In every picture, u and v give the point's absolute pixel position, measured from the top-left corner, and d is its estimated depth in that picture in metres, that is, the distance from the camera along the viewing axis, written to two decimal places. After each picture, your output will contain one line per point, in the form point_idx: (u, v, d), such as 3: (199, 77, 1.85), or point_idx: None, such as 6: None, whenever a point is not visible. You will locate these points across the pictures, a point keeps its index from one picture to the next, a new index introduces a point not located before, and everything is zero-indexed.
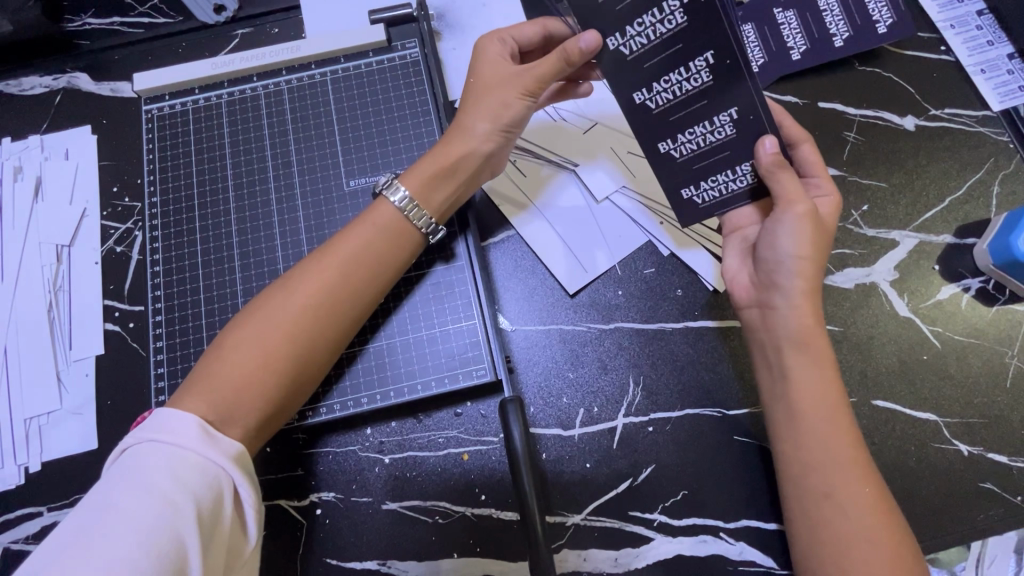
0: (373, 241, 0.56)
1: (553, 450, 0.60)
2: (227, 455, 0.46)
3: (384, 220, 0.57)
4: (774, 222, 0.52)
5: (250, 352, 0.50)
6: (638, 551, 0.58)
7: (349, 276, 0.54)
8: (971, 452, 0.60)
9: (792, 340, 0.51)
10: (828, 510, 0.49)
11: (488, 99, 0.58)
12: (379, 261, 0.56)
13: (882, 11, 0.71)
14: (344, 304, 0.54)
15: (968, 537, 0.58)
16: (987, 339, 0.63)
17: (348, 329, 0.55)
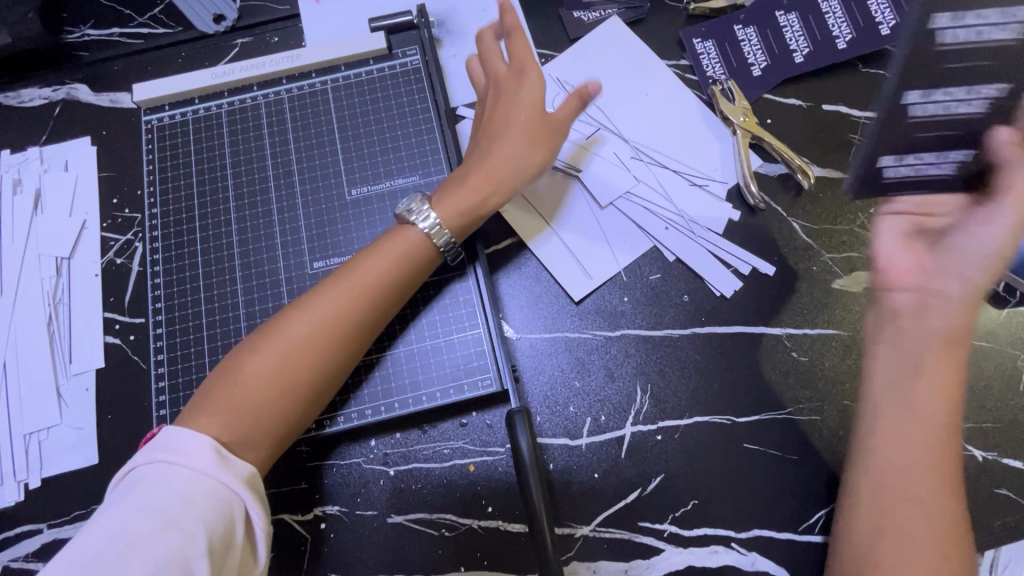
0: (390, 261, 0.56)
1: (560, 460, 0.59)
2: (241, 477, 0.45)
3: (399, 239, 0.57)
4: (990, 215, 0.50)
5: (267, 372, 0.50)
6: (649, 563, 0.57)
7: (366, 298, 0.54)
8: (985, 457, 0.59)
9: (944, 337, 0.50)
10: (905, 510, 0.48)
11: (520, 135, 0.60)
12: (393, 280, 0.55)
13: (885, 13, 0.70)
14: (359, 326, 0.53)
15: (983, 544, 0.57)
16: (999, 342, 0.62)
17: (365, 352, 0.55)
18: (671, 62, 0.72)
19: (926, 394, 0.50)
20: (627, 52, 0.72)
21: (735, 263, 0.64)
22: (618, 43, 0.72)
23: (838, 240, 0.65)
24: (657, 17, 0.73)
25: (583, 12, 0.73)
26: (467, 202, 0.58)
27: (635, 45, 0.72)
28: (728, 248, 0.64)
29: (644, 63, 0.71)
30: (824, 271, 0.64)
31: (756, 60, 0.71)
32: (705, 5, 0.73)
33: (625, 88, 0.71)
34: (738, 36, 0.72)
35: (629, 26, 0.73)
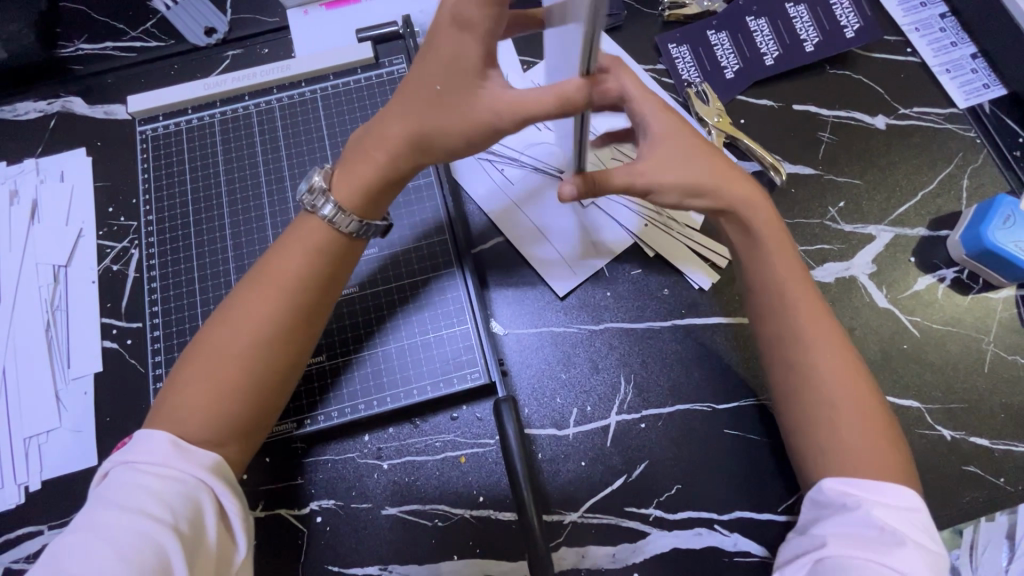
0: (310, 254, 0.53)
1: (548, 449, 0.62)
2: (204, 466, 0.46)
3: (309, 229, 0.54)
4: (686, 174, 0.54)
5: (202, 385, 0.49)
6: (635, 547, 0.59)
7: (291, 297, 0.52)
8: (954, 436, 0.62)
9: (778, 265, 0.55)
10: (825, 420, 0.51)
11: (445, 118, 0.49)
12: (316, 270, 0.53)
13: (849, 17, 0.74)
14: (283, 322, 0.51)
15: (956, 520, 0.60)
16: (964, 327, 0.65)
17: (304, 349, 0.53)
18: (648, 65, 0.75)
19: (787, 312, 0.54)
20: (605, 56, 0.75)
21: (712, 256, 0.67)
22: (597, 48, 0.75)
23: (811, 233, 0.68)
24: (633, 24, 0.76)
25: None
26: (369, 178, 0.53)
27: (614, 52, 0.75)
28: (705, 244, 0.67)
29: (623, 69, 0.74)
30: None
31: (729, 63, 0.74)
32: (680, 12, 0.76)
33: None
34: (711, 41, 0.75)
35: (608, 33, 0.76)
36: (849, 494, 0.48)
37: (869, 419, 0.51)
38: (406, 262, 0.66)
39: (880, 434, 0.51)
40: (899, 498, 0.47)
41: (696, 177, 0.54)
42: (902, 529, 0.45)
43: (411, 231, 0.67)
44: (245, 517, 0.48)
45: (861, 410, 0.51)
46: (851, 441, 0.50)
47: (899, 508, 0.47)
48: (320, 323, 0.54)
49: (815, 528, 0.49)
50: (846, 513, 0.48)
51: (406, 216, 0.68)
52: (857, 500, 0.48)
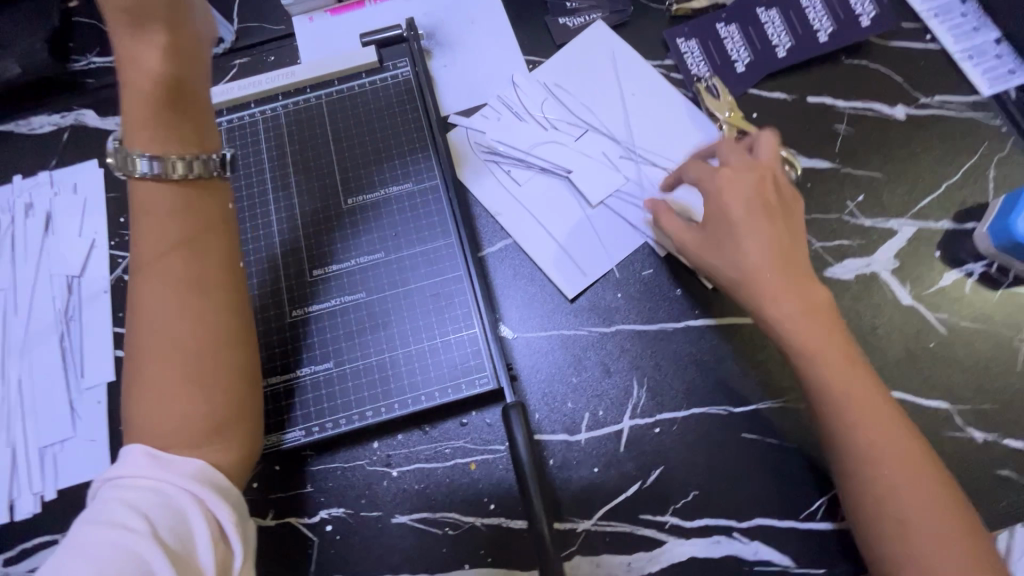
0: (173, 221, 0.51)
1: (560, 456, 0.60)
2: (184, 475, 0.46)
3: (150, 198, 0.51)
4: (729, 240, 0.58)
5: (160, 387, 0.48)
6: (651, 555, 0.57)
7: (188, 271, 0.51)
8: (986, 439, 0.59)
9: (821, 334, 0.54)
10: (881, 471, 0.50)
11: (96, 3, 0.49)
12: (186, 234, 0.51)
13: (864, 5, 0.72)
14: (195, 295, 0.50)
15: (991, 528, 0.57)
16: (994, 323, 0.62)
17: (223, 313, 0.51)
18: (657, 61, 0.73)
19: (811, 356, 0.53)
20: (612, 52, 0.73)
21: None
22: (604, 44, 0.74)
23: (829, 229, 0.66)
24: (640, 20, 0.75)
25: (567, 18, 0.75)
26: (143, 106, 0.50)
27: (622, 47, 0.73)
28: None
29: (632, 64, 0.73)
30: (815, 259, 0.65)
31: (739, 56, 0.72)
32: (687, 6, 0.74)
33: (613, 87, 0.72)
34: (720, 35, 0.73)
35: (614, 30, 0.75)
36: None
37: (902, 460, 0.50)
38: (411, 265, 0.65)
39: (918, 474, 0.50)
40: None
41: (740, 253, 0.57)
42: None
43: (416, 234, 0.66)
44: (241, 522, 0.47)
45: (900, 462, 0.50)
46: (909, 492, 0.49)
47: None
48: (226, 282, 0.52)
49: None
50: None
51: (411, 218, 0.67)
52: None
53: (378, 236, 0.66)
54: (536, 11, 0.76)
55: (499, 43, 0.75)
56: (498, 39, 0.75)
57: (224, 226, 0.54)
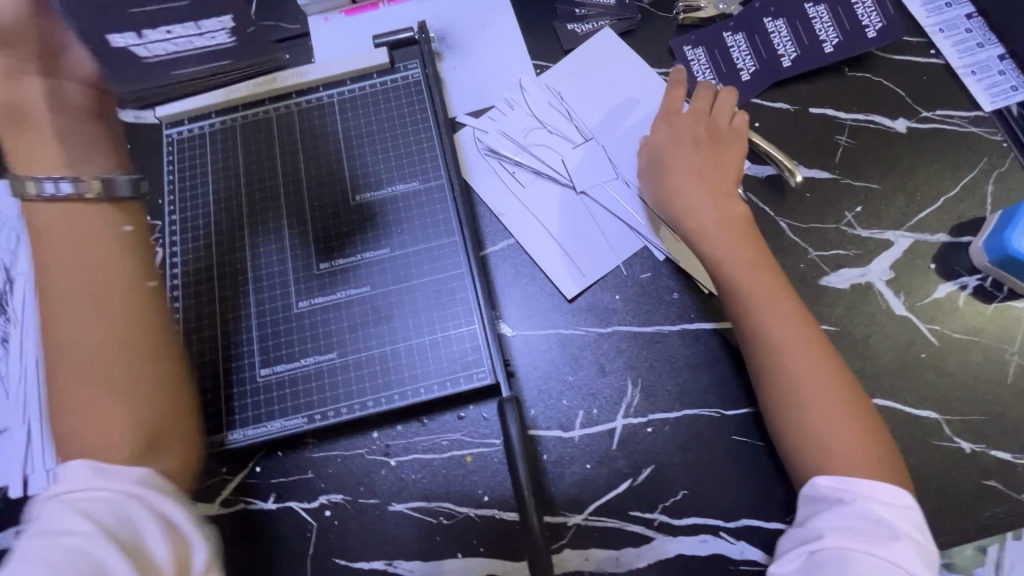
0: (72, 237, 0.49)
1: (554, 451, 0.62)
2: (131, 479, 0.44)
3: (47, 218, 0.49)
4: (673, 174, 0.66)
5: (82, 404, 0.46)
6: (639, 551, 0.59)
7: (91, 286, 0.48)
8: (974, 449, 0.60)
9: (747, 278, 0.59)
10: (787, 384, 0.56)
11: None
12: (85, 249, 0.49)
13: (871, 17, 0.73)
14: (102, 309, 0.48)
15: (976, 537, 0.58)
16: (986, 336, 0.63)
17: (139, 320, 0.49)
18: (662, 69, 0.75)
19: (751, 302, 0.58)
20: (619, 57, 0.75)
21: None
22: (611, 51, 0.75)
23: (826, 238, 0.67)
24: (648, 28, 0.76)
25: (576, 25, 0.76)
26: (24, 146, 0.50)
27: (629, 56, 0.75)
28: None
29: (638, 72, 0.74)
30: (811, 268, 0.66)
31: (744, 65, 0.73)
32: (694, 15, 0.76)
33: (621, 93, 0.74)
34: (727, 43, 0.74)
35: (621, 36, 0.76)
36: (843, 490, 0.51)
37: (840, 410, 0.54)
38: (414, 261, 0.67)
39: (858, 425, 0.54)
40: (893, 496, 0.51)
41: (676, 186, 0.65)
42: (892, 518, 0.49)
43: (421, 231, 0.68)
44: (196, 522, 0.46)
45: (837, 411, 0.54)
46: (803, 382, 0.55)
47: (885, 492, 0.51)
48: (135, 291, 0.50)
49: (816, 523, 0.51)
50: (841, 507, 0.51)
51: (418, 214, 0.69)
52: (851, 493, 0.51)
53: (383, 234, 0.68)
54: (545, 16, 0.78)
55: (507, 47, 0.77)
56: (508, 43, 0.77)
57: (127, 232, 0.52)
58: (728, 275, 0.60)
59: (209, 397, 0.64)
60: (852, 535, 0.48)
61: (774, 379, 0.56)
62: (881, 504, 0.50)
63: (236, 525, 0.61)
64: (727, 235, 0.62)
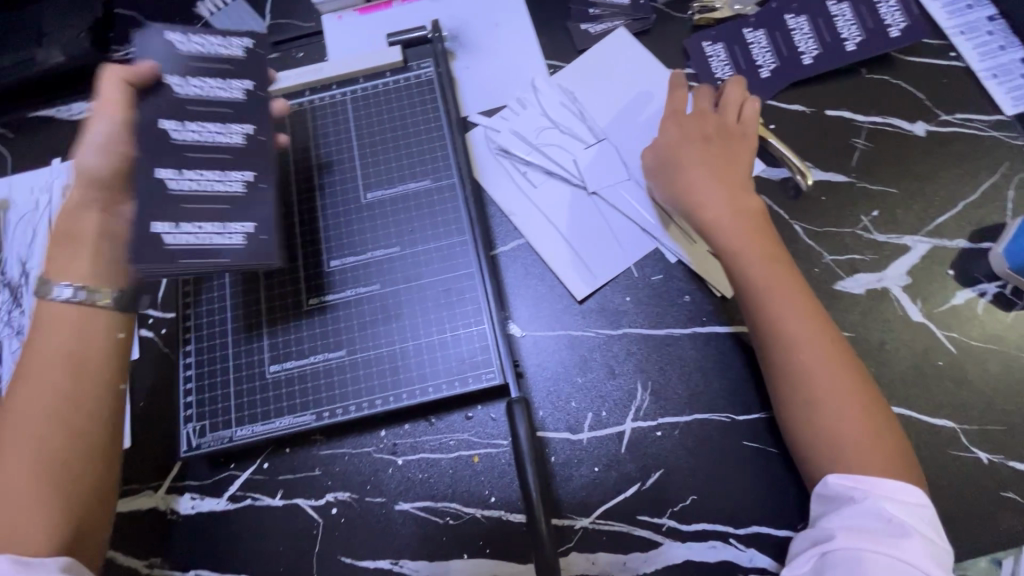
0: (63, 336, 0.56)
1: (562, 453, 0.61)
2: (54, 568, 0.49)
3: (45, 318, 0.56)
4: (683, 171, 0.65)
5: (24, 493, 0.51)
6: (646, 556, 0.58)
7: (69, 387, 0.55)
8: (991, 460, 0.58)
9: (762, 276, 0.58)
10: (803, 383, 0.55)
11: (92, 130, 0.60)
12: (76, 353, 0.56)
13: (894, 16, 0.72)
14: (76, 411, 0.54)
15: (993, 550, 0.57)
16: (1005, 345, 0.62)
17: (99, 419, 0.55)
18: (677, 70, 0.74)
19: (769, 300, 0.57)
20: (633, 56, 0.74)
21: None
22: (626, 50, 0.75)
23: (841, 242, 0.66)
24: (663, 28, 0.76)
25: (590, 24, 0.76)
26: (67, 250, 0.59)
27: (645, 56, 0.74)
28: None
29: (653, 73, 0.73)
30: (826, 272, 0.65)
31: (764, 62, 0.73)
32: (709, 15, 0.75)
33: (635, 92, 0.73)
34: (747, 39, 0.74)
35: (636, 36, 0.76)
36: (854, 488, 0.51)
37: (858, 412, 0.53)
38: (423, 261, 0.67)
39: (877, 428, 0.53)
40: (905, 493, 0.50)
41: (687, 183, 0.64)
42: (904, 516, 0.49)
43: (431, 231, 0.68)
44: None
45: (856, 413, 0.53)
46: (821, 381, 0.54)
47: (897, 490, 0.50)
48: (106, 394, 0.56)
49: (828, 522, 0.51)
50: (853, 506, 0.50)
51: (428, 212, 0.69)
52: (863, 491, 0.51)
53: (393, 232, 0.68)
54: (559, 16, 0.77)
55: (519, 48, 0.77)
56: (521, 43, 0.77)
57: (117, 343, 0.58)
58: (742, 268, 0.59)
59: (219, 393, 0.64)
60: (868, 539, 0.48)
61: (790, 377, 0.55)
62: (894, 502, 0.50)
63: (245, 521, 0.61)
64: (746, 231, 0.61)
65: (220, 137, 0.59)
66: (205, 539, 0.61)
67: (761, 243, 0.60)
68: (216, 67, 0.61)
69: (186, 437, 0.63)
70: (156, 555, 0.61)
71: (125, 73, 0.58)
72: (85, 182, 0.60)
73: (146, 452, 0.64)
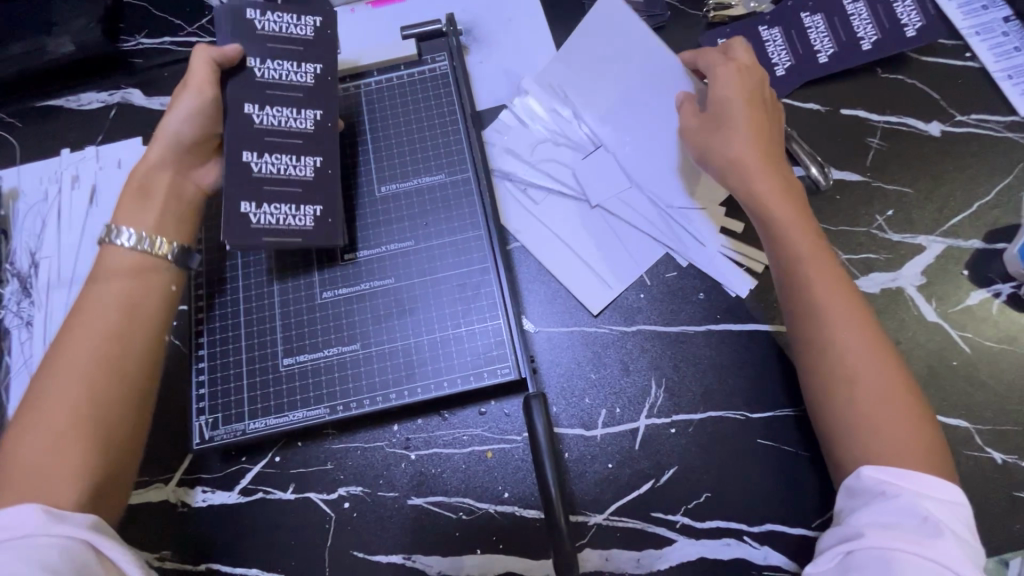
0: (120, 285, 0.58)
1: (575, 449, 0.61)
2: (82, 526, 0.48)
3: (110, 265, 0.59)
4: (728, 134, 0.62)
5: (56, 433, 0.51)
6: (660, 553, 0.58)
7: (118, 335, 0.56)
8: (1005, 460, 0.58)
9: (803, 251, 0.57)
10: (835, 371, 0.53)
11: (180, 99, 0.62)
12: (131, 303, 0.58)
13: (910, 15, 0.72)
14: (126, 360, 0.56)
15: (1006, 550, 0.57)
16: (1019, 345, 0.62)
17: (142, 368, 0.57)
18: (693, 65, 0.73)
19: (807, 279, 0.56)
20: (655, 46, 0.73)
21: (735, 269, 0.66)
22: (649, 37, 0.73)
23: (856, 241, 0.66)
24: (678, 24, 0.75)
25: None
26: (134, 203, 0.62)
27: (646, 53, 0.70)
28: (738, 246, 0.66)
29: (657, 75, 0.69)
30: None
31: (780, 60, 0.72)
32: (724, 13, 0.75)
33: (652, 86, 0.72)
34: (763, 37, 0.73)
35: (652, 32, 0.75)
36: (888, 484, 0.48)
37: (896, 402, 0.51)
38: (437, 255, 0.67)
39: (913, 421, 0.51)
40: (943, 492, 0.47)
41: (732, 147, 0.62)
42: (943, 516, 0.46)
43: (445, 225, 0.68)
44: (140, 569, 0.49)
45: (892, 404, 0.51)
46: (858, 365, 0.52)
47: (935, 487, 0.47)
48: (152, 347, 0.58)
49: (858, 519, 0.47)
50: (887, 502, 0.47)
51: (442, 206, 0.68)
52: (900, 488, 0.47)
53: (407, 226, 0.68)
54: (573, 11, 0.77)
55: (534, 43, 0.76)
56: (535, 38, 0.76)
57: (166, 301, 0.61)
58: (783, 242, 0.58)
59: (232, 385, 0.63)
60: (906, 540, 0.44)
61: (835, 345, 0.53)
62: (931, 500, 0.47)
63: (257, 515, 0.61)
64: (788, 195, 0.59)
65: (296, 125, 0.63)
66: (216, 532, 0.61)
67: (800, 216, 0.59)
68: (291, 47, 0.63)
69: (198, 429, 0.62)
70: (167, 547, 0.61)
71: (216, 53, 0.61)
72: (170, 145, 0.63)
73: (157, 445, 0.63)
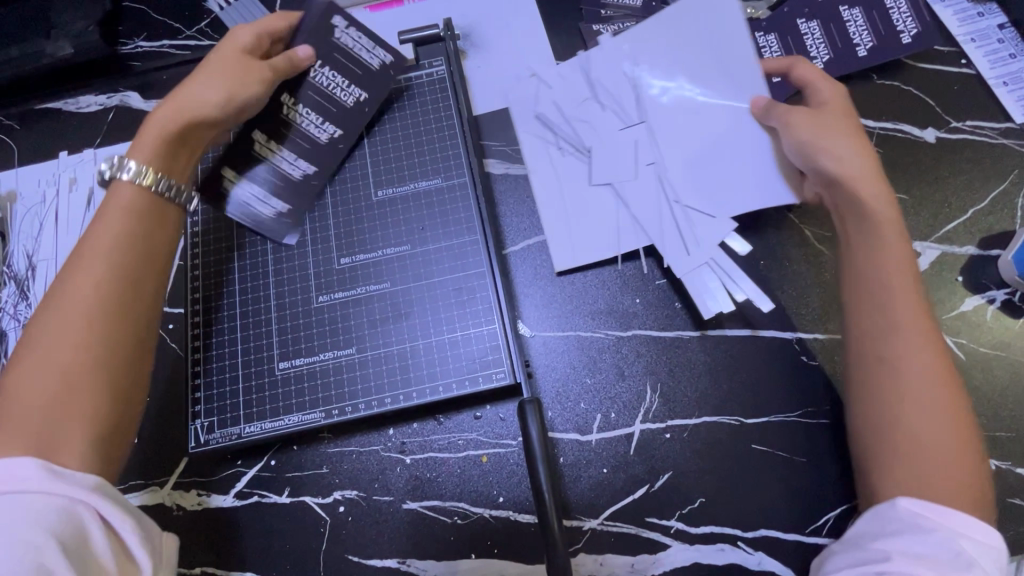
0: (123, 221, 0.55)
1: (570, 454, 0.61)
2: (86, 486, 0.45)
3: (121, 197, 0.56)
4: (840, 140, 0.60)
5: (55, 371, 0.48)
6: (655, 558, 0.58)
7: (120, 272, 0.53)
8: (998, 466, 0.59)
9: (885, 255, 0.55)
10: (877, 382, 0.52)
11: (247, 68, 0.63)
12: (137, 242, 0.55)
13: (906, 21, 0.72)
14: (130, 299, 0.53)
15: None
16: (1013, 352, 0.62)
17: (146, 310, 0.54)
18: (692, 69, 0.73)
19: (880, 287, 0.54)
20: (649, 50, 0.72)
21: (732, 286, 0.65)
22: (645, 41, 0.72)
23: None
24: None
25: (601, 26, 0.75)
26: (163, 136, 0.59)
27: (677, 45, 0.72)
28: (728, 271, 0.65)
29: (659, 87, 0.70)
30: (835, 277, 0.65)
31: None
32: None
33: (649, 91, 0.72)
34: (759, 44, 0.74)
35: None
36: (923, 517, 0.46)
37: (947, 418, 0.49)
38: (433, 260, 0.67)
39: (963, 441, 0.48)
40: (982, 533, 0.45)
41: (842, 152, 0.60)
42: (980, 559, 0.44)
43: (441, 230, 0.68)
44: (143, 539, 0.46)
45: (940, 421, 0.49)
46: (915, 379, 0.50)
47: (976, 529, 0.45)
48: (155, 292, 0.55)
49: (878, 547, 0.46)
50: (921, 536, 0.45)
51: (439, 210, 0.69)
52: (936, 524, 0.45)
53: (405, 229, 0.68)
54: (571, 16, 0.77)
55: (531, 48, 0.76)
56: (533, 43, 0.77)
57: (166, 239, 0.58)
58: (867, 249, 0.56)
59: (227, 388, 0.64)
60: (927, 565, 0.43)
61: (884, 343, 0.52)
62: (970, 541, 0.44)
63: (251, 518, 0.61)
64: (890, 201, 0.57)
65: (314, 130, 0.69)
66: (210, 535, 0.61)
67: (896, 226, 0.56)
68: (349, 65, 0.69)
69: (194, 432, 0.62)
70: None
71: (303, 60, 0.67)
72: (221, 98, 0.61)
73: (152, 447, 0.63)
